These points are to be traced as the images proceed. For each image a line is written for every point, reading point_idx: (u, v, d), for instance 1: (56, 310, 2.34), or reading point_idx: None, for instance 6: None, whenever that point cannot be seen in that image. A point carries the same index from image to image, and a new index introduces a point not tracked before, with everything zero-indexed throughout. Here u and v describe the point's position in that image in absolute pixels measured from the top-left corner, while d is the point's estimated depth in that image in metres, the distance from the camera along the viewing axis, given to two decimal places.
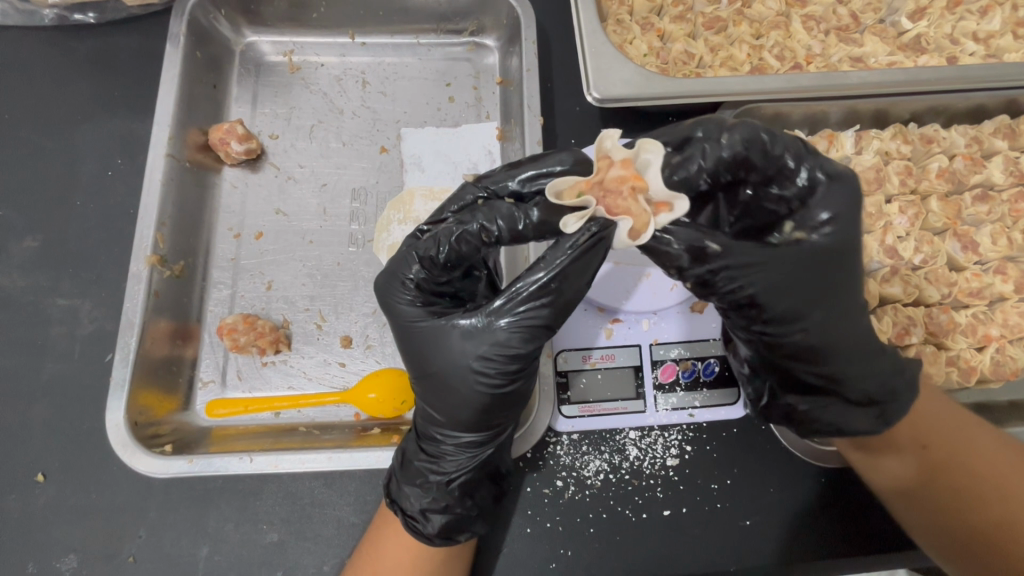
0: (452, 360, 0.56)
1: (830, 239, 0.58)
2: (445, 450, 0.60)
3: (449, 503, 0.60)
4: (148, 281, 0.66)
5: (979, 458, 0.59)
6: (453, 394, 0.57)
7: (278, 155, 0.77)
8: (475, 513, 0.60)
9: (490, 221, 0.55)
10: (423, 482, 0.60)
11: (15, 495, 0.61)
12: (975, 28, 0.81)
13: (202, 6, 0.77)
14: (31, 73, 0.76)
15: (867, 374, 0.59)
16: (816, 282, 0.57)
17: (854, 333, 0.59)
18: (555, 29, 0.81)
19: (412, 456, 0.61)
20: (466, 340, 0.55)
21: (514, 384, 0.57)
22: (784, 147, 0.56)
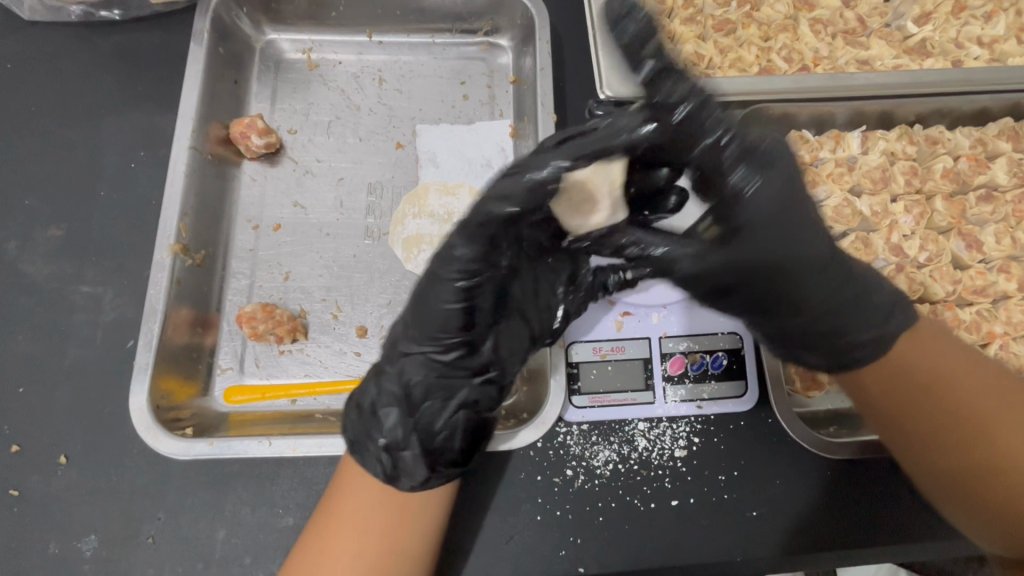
0: (427, 270, 0.54)
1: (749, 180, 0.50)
2: (403, 374, 0.58)
3: (370, 426, 0.58)
4: (171, 268, 0.68)
5: (945, 390, 0.56)
6: (426, 314, 0.55)
7: (296, 150, 0.79)
8: (383, 454, 0.58)
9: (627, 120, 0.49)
10: (371, 393, 0.59)
11: (38, 476, 0.62)
12: (979, 33, 0.83)
13: (225, 3, 0.79)
14: (56, 68, 0.78)
15: (858, 310, 0.56)
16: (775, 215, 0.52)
17: (811, 254, 0.54)
18: (569, 30, 0.83)
19: (382, 381, 0.59)
20: (446, 249, 0.53)
21: (465, 334, 0.57)
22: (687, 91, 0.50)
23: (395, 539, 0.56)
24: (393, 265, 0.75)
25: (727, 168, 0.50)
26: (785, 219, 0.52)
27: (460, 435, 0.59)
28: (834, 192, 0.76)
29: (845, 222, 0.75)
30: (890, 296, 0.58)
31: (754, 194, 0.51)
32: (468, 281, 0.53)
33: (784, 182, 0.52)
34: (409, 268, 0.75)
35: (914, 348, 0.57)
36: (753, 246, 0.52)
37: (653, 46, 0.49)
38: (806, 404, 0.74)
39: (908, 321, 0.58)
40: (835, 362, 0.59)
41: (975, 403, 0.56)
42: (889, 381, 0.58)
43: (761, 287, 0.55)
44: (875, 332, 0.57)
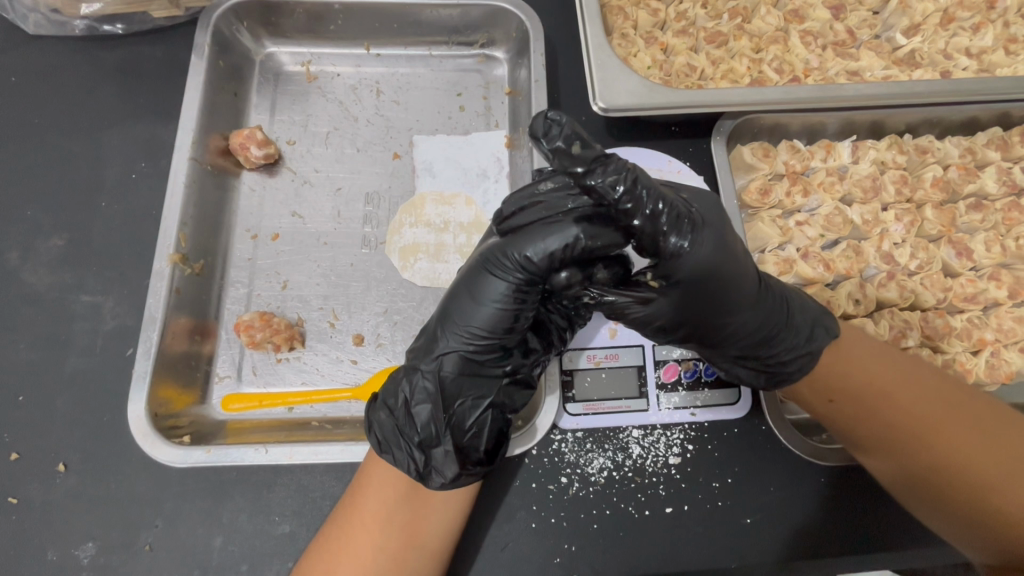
0: (481, 270, 0.57)
1: (695, 245, 0.51)
2: (439, 370, 0.58)
3: (403, 423, 0.58)
4: (170, 277, 0.69)
5: (888, 403, 0.60)
6: (468, 311, 0.58)
7: (295, 160, 0.80)
8: (417, 450, 0.58)
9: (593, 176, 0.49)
10: (404, 390, 0.59)
11: (37, 484, 0.63)
12: (968, 44, 0.85)
13: (226, 17, 0.80)
14: (60, 81, 0.80)
15: (792, 330, 0.61)
16: (720, 258, 0.53)
17: (748, 294, 0.56)
18: (563, 43, 0.85)
19: (415, 377, 0.59)
20: (495, 252, 0.56)
21: (504, 335, 0.58)
22: (619, 173, 0.48)
23: (415, 532, 0.58)
24: (390, 273, 0.76)
25: (662, 234, 0.50)
26: (728, 268, 0.54)
27: (486, 433, 0.60)
28: (825, 201, 0.77)
29: (836, 231, 0.76)
30: (812, 314, 0.62)
31: (691, 250, 0.51)
32: (518, 280, 0.55)
33: (715, 239, 0.53)
34: (405, 276, 0.76)
35: (848, 362, 0.62)
36: (696, 294, 0.54)
37: (569, 132, 0.48)
38: (799, 411, 0.74)
39: (830, 338, 0.62)
40: (767, 376, 0.63)
41: (913, 410, 0.59)
42: (829, 400, 0.62)
43: (709, 322, 0.57)
44: (799, 351, 0.61)
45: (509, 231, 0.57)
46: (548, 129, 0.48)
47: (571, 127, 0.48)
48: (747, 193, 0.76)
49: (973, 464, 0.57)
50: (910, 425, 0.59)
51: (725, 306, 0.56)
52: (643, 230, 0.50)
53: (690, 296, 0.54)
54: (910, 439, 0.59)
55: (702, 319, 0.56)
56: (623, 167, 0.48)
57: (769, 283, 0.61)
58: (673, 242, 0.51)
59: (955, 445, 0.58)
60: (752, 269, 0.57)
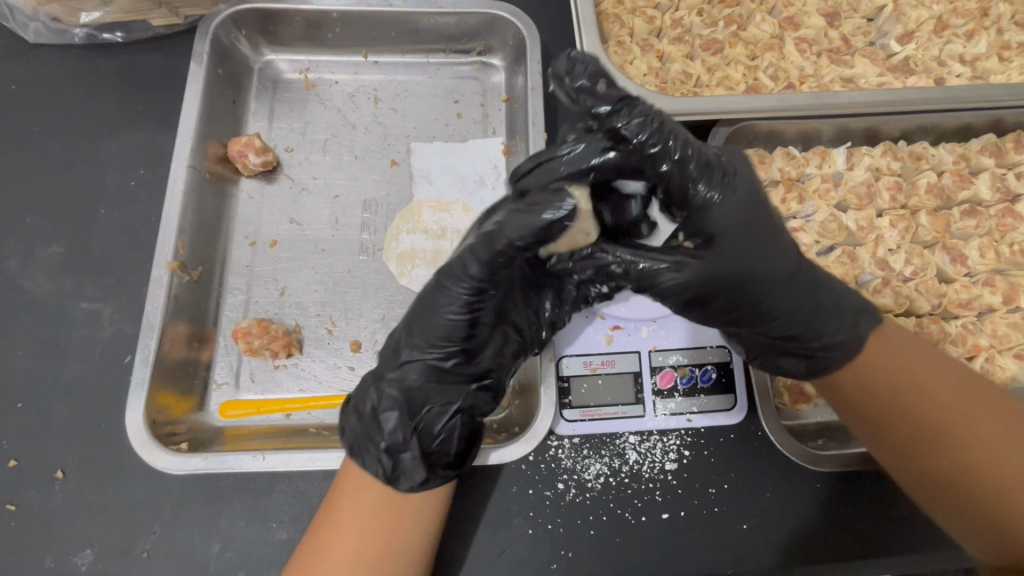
0: (434, 284, 0.58)
1: (721, 196, 0.54)
2: (403, 377, 0.60)
3: (370, 429, 0.59)
4: (168, 285, 0.69)
5: (925, 405, 0.56)
6: (430, 319, 0.58)
7: (293, 167, 0.81)
8: (385, 456, 0.58)
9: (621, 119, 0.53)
10: (370, 399, 0.60)
11: (35, 491, 0.63)
12: (961, 51, 0.85)
13: (225, 26, 0.81)
14: (60, 89, 0.80)
15: (832, 313, 0.59)
16: (751, 211, 0.55)
17: (782, 259, 0.57)
18: (560, 50, 0.85)
19: (382, 385, 0.60)
20: (449, 260, 0.57)
21: (464, 340, 0.59)
22: (642, 113, 0.53)
23: (389, 541, 0.57)
24: (388, 280, 0.76)
25: (691, 182, 0.53)
26: (756, 225, 0.56)
27: (456, 437, 0.61)
28: (820, 208, 0.78)
29: (831, 237, 0.76)
30: (857, 303, 0.61)
31: (722, 199, 0.54)
32: (472, 292, 0.56)
33: (746, 191, 0.55)
34: (403, 283, 0.76)
35: (889, 352, 0.59)
36: (733, 247, 0.55)
37: (596, 73, 0.53)
38: (796, 417, 0.75)
39: (878, 324, 0.60)
40: (806, 365, 0.62)
41: (953, 407, 0.56)
42: (865, 393, 0.59)
43: (744, 285, 0.56)
44: (841, 336, 0.59)
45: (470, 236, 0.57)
46: (572, 68, 0.54)
47: (595, 65, 0.53)
48: None
49: (1009, 467, 0.54)
50: (947, 429, 0.56)
51: (760, 265, 0.56)
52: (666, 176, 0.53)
53: (729, 249, 0.55)
54: (948, 436, 0.56)
55: (734, 284, 0.56)
56: (648, 112, 0.53)
57: (811, 266, 0.61)
58: (700, 189, 0.53)
59: (993, 445, 0.55)
60: (787, 242, 0.58)
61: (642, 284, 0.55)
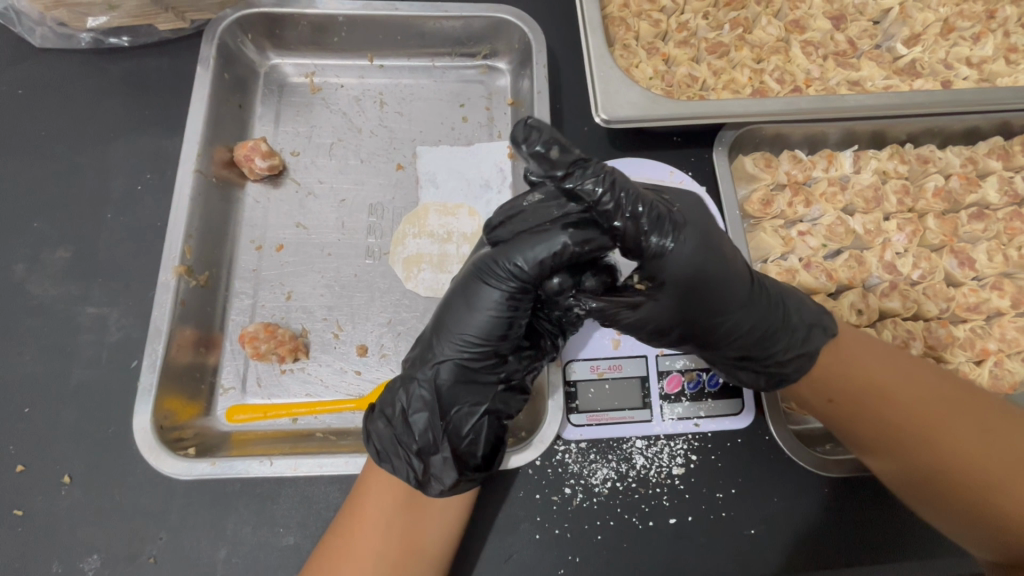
0: (474, 281, 0.58)
1: (678, 248, 0.53)
2: (434, 379, 0.59)
3: (401, 431, 0.59)
4: (175, 290, 0.69)
5: (883, 399, 0.60)
6: (463, 320, 0.59)
7: (299, 171, 0.81)
8: (415, 458, 0.58)
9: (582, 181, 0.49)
10: (401, 400, 0.60)
11: (42, 496, 0.63)
12: (968, 53, 0.85)
13: (231, 31, 0.81)
14: (66, 93, 0.80)
15: (785, 325, 0.62)
16: (705, 250, 0.55)
17: (738, 291, 0.58)
18: (566, 54, 0.85)
19: (411, 385, 0.60)
20: (483, 260, 0.57)
21: (497, 342, 0.59)
22: (597, 174, 0.49)
23: (414, 538, 0.59)
24: (394, 284, 0.76)
25: (644, 235, 0.51)
26: (708, 268, 0.56)
27: (483, 439, 0.60)
28: (827, 211, 0.77)
29: (838, 240, 0.76)
30: (809, 316, 0.63)
31: (676, 250, 0.53)
32: (512, 289, 0.56)
33: (698, 236, 0.55)
34: (409, 287, 0.76)
35: (852, 362, 0.62)
36: (686, 293, 0.56)
37: (546, 133, 0.49)
38: (803, 422, 0.75)
39: (828, 338, 0.63)
40: (766, 378, 0.64)
41: (917, 406, 0.59)
42: (828, 400, 0.63)
43: (699, 321, 0.58)
44: (794, 352, 0.62)
45: (497, 242, 0.57)
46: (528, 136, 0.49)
47: (550, 132, 0.49)
48: (749, 204, 0.77)
49: (976, 451, 0.57)
50: (908, 419, 0.59)
51: (715, 302, 0.58)
52: (624, 231, 0.51)
53: (681, 295, 0.56)
54: (913, 433, 0.59)
55: (697, 320, 0.58)
56: (601, 170, 0.49)
57: (764, 283, 0.62)
58: (654, 245, 0.52)
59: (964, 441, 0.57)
60: (741, 267, 0.59)
61: (606, 319, 0.57)
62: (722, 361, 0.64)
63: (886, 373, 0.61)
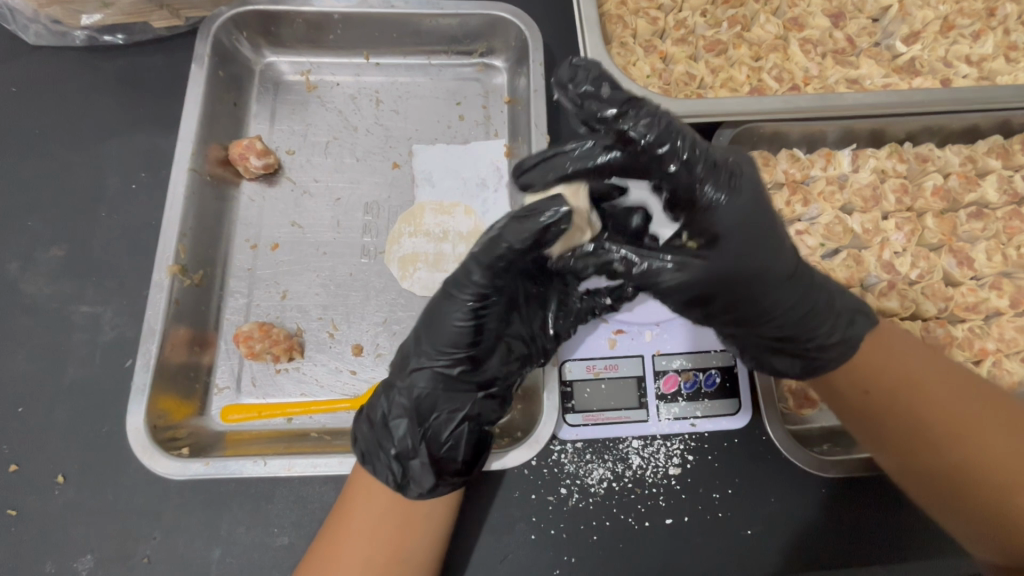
0: (445, 289, 0.59)
1: (728, 200, 0.53)
2: (411, 386, 0.59)
3: (381, 435, 0.59)
4: (169, 289, 0.69)
5: (917, 397, 0.58)
6: (438, 327, 0.59)
7: (294, 170, 0.80)
8: (394, 462, 0.58)
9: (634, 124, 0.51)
10: (382, 405, 0.60)
11: (36, 495, 0.63)
12: (968, 51, 0.84)
13: (226, 28, 0.81)
14: (61, 91, 0.80)
15: (828, 305, 0.60)
16: (752, 212, 0.54)
17: (784, 258, 0.56)
18: (563, 52, 0.85)
19: (391, 392, 0.60)
20: (455, 271, 0.58)
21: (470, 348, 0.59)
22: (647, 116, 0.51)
23: (403, 543, 0.58)
24: (389, 283, 0.76)
25: (699, 182, 0.52)
26: (761, 229, 0.54)
27: (464, 445, 0.60)
28: (825, 210, 0.77)
29: (836, 240, 0.76)
30: (852, 303, 0.61)
31: (726, 203, 0.53)
32: (478, 297, 0.57)
33: (751, 193, 0.54)
34: (405, 286, 0.76)
35: (885, 356, 0.60)
36: (733, 253, 0.54)
37: (596, 82, 0.51)
38: (801, 422, 0.74)
39: (871, 325, 0.61)
40: (802, 364, 0.61)
41: (948, 405, 0.57)
42: (864, 392, 0.60)
43: (745, 288, 0.56)
44: (836, 337, 0.59)
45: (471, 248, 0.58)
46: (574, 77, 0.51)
47: (599, 71, 0.51)
48: None
49: (1000, 457, 0.55)
50: (939, 422, 0.57)
51: (758, 270, 0.55)
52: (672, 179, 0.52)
53: (728, 254, 0.54)
54: (942, 436, 0.57)
55: (741, 288, 0.56)
56: (656, 113, 0.51)
57: (806, 264, 0.60)
58: (710, 194, 0.52)
59: (990, 446, 0.56)
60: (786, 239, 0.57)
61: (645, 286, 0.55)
62: (750, 342, 0.63)
63: (924, 372, 0.58)
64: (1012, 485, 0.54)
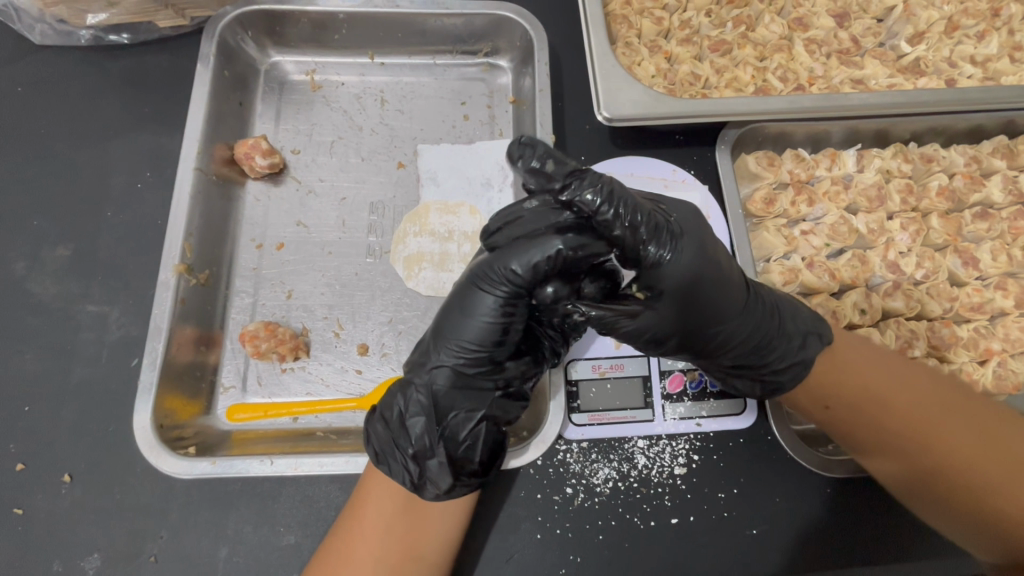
0: (470, 285, 0.58)
1: (675, 255, 0.54)
2: (430, 384, 0.59)
3: (397, 434, 0.58)
4: (175, 289, 0.69)
5: (882, 406, 0.60)
6: (463, 324, 0.58)
7: (299, 170, 0.80)
8: (411, 462, 0.58)
9: (586, 192, 0.51)
10: (398, 404, 0.59)
11: (43, 494, 0.63)
12: (973, 51, 0.84)
13: (231, 28, 0.81)
14: (66, 91, 0.80)
15: (784, 330, 0.62)
16: (699, 262, 0.55)
17: (735, 300, 0.58)
18: (568, 52, 0.85)
19: (408, 388, 0.59)
20: (482, 267, 0.56)
21: (490, 351, 0.59)
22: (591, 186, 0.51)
23: (415, 541, 0.58)
24: (394, 283, 0.76)
25: (642, 244, 0.52)
26: (704, 284, 0.56)
27: (482, 446, 0.59)
28: (830, 210, 0.77)
29: (841, 240, 0.76)
30: (806, 324, 0.63)
31: (670, 259, 0.54)
32: (506, 293, 0.56)
33: (694, 246, 0.55)
34: (410, 285, 0.76)
35: (848, 368, 0.62)
36: (680, 304, 0.56)
37: (541, 151, 0.55)
38: (805, 422, 0.74)
39: (823, 346, 0.63)
40: (761, 387, 0.64)
41: (915, 411, 0.59)
42: (826, 408, 0.63)
43: (692, 331, 0.58)
44: (790, 362, 0.62)
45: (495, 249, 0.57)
46: (522, 147, 0.56)
47: (544, 149, 0.56)
48: (751, 203, 0.76)
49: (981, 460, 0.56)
50: (911, 428, 0.59)
51: (710, 310, 0.57)
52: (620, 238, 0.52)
53: (675, 306, 0.56)
54: (916, 442, 0.58)
55: (691, 330, 0.58)
56: (600, 180, 0.51)
57: (759, 291, 0.62)
58: (655, 256, 0.53)
59: (965, 449, 0.57)
60: (738, 275, 0.59)
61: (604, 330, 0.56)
62: (715, 368, 0.65)
63: (888, 382, 0.60)
64: (992, 487, 0.55)
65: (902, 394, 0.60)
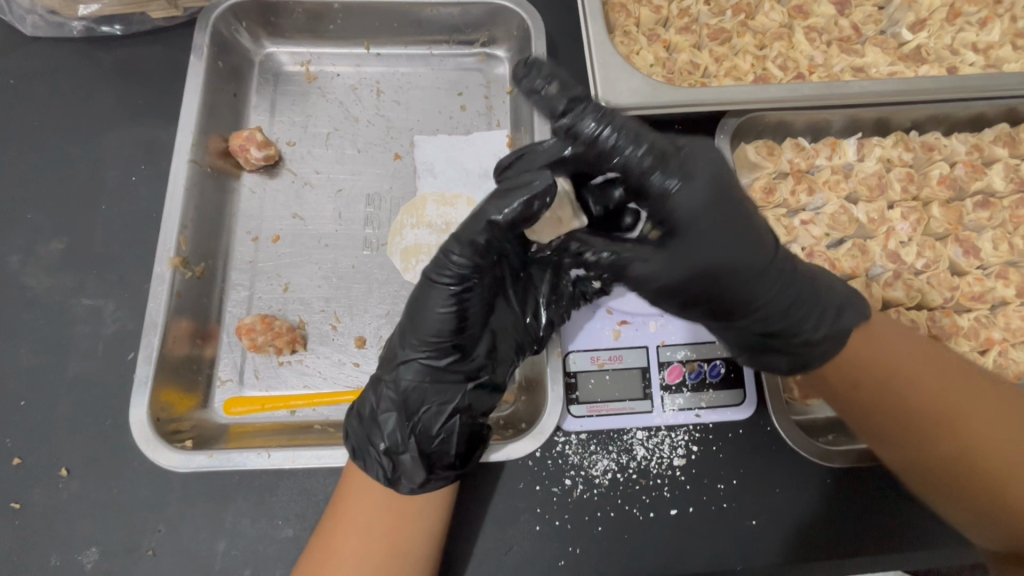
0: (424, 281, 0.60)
1: (687, 190, 0.53)
2: (399, 380, 0.61)
3: (371, 430, 0.61)
4: (170, 282, 0.68)
5: (902, 388, 0.58)
6: (422, 318, 0.60)
7: (294, 161, 0.80)
8: (384, 456, 0.60)
9: (591, 121, 0.55)
10: (371, 401, 0.62)
11: (40, 488, 0.63)
12: (974, 39, 0.84)
13: (225, 18, 0.80)
14: (59, 84, 0.79)
15: (815, 298, 0.60)
16: (716, 203, 0.54)
17: (759, 247, 0.56)
18: (566, 41, 0.84)
19: (381, 388, 0.62)
20: (433, 260, 0.58)
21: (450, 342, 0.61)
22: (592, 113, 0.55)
23: (399, 537, 0.58)
24: (392, 275, 0.75)
25: (647, 172, 0.54)
26: (720, 232, 0.55)
27: (455, 439, 0.62)
28: (830, 200, 0.76)
29: (841, 229, 0.75)
30: (841, 296, 0.61)
31: (680, 188, 0.53)
32: (458, 283, 0.58)
33: (710, 184, 0.54)
34: (407, 278, 0.75)
35: (867, 348, 0.60)
36: (694, 250, 0.55)
37: (552, 75, 0.55)
38: (805, 413, 0.74)
39: (859, 317, 0.61)
40: (788, 360, 0.61)
41: (937, 392, 0.57)
42: (851, 385, 0.60)
43: (713, 284, 0.56)
44: (826, 329, 0.60)
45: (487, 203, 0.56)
46: (525, 74, 0.56)
47: (550, 69, 0.55)
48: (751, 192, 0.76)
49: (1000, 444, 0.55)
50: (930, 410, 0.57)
51: (734, 260, 0.56)
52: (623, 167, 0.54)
53: (689, 250, 0.55)
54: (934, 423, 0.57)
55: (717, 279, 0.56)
56: (599, 108, 0.55)
57: (792, 257, 0.60)
58: (672, 185, 0.53)
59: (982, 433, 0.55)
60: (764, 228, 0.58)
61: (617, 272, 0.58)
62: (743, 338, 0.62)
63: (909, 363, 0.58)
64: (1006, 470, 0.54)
65: (923, 373, 0.58)
